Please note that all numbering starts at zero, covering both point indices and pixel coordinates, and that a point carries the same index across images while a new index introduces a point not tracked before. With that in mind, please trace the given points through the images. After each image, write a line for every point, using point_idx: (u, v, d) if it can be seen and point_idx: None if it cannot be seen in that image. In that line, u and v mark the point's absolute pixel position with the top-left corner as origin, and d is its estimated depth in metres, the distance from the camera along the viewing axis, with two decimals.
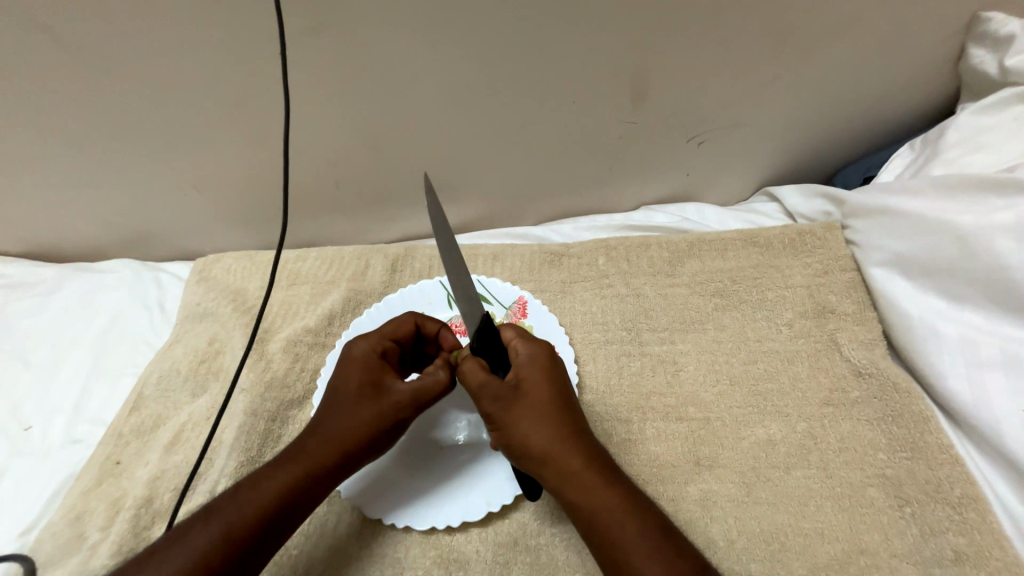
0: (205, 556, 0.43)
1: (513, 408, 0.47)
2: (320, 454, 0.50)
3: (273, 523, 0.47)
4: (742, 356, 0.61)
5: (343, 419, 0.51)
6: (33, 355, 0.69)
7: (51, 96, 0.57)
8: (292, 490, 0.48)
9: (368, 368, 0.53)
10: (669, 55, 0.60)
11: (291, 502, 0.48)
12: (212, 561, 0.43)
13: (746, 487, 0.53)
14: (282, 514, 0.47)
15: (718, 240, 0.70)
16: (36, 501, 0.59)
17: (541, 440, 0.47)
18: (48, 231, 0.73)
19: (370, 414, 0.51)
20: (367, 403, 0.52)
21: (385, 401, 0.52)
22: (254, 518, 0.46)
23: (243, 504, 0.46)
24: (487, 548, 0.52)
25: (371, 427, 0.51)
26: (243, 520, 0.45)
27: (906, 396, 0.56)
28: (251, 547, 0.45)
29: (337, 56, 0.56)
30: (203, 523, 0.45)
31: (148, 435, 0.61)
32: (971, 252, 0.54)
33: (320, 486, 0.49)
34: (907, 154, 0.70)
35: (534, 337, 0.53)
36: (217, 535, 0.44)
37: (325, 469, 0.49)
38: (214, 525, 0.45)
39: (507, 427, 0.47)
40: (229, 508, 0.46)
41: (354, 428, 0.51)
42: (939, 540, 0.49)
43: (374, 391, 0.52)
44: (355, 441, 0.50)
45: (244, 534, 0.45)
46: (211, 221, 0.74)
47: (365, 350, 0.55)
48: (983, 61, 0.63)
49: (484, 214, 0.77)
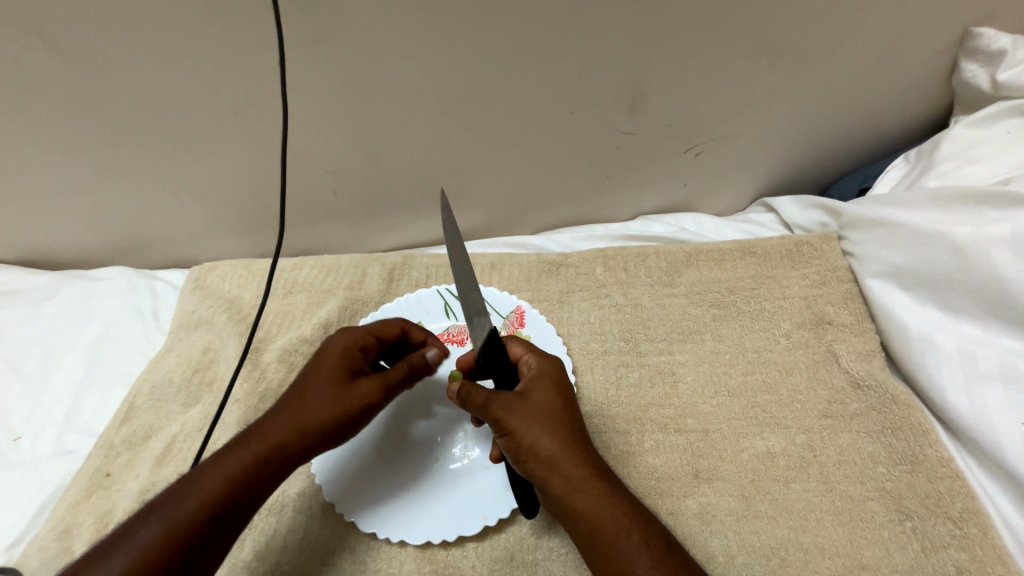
0: (149, 551, 0.42)
1: (520, 410, 0.47)
2: (278, 442, 0.48)
3: (225, 512, 0.45)
4: (740, 367, 0.61)
5: (306, 405, 0.50)
6: (23, 365, 0.68)
7: (44, 103, 0.56)
8: (242, 474, 0.46)
9: (345, 362, 0.53)
10: (665, 65, 0.60)
11: (241, 490, 0.46)
12: (157, 558, 0.42)
13: (745, 501, 0.52)
14: (233, 502, 0.46)
15: (715, 250, 0.70)
16: (23, 513, 0.58)
17: (548, 444, 0.46)
18: (40, 237, 0.72)
19: (333, 407, 0.50)
20: (332, 395, 0.51)
21: (350, 392, 0.51)
22: (202, 510, 0.44)
23: (189, 496, 0.44)
24: (483, 563, 0.51)
25: (332, 416, 0.50)
26: (189, 513, 0.44)
27: (905, 408, 0.56)
28: (201, 540, 0.44)
29: (335, 66, 0.56)
30: (148, 518, 0.44)
31: (139, 446, 0.60)
32: (968, 263, 0.55)
33: (272, 476, 0.48)
34: (902, 166, 0.71)
35: (544, 353, 0.54)
36: (159, 530, 0.43)
37: (279, 456, 0.48)
38: (157, 518, 0.43)
39: (515, 431, 0.47)
40: (175, 502, 0.44)
41: (317, 418, 0.50)
42: (941, 555, 0.48)
43: (343, 378, 0.52)
44: (315, 431, 0.49)
45: (192, 527, 0.43)
46: (206, 229, 0.73)
47: (344, 344, 0.55)
48: (976, 75, 0.63)
49: (481, 222, 0.77)
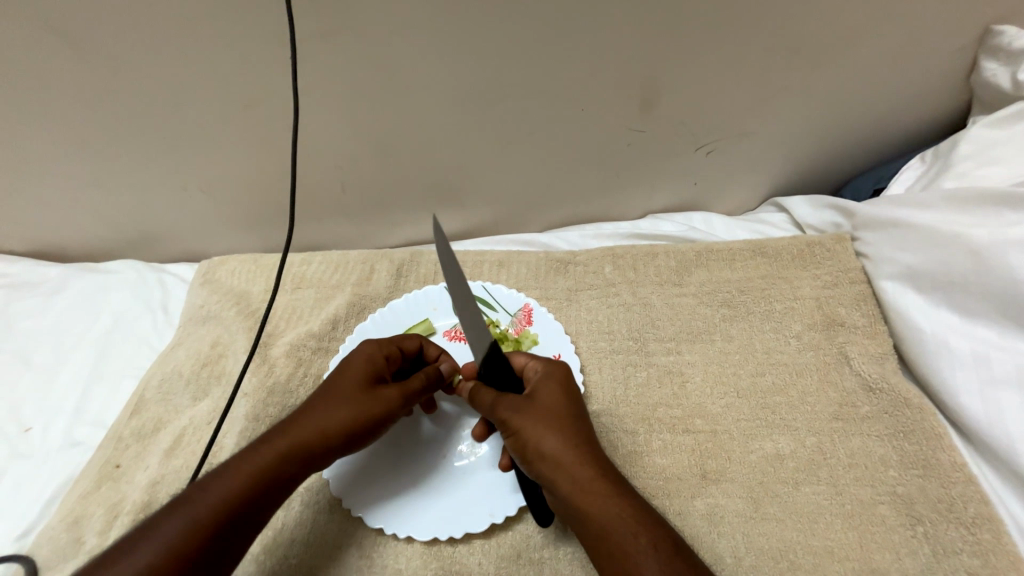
0: (172, 544, 0.42)
1: (525, 411, 0.48)
2: (301, 442, 0.49)
3: (245, 512, 0.45)
4: (749, 368, 0.61)
5: (331, 407, 0.50)
6: (34, 357, 0.68)
7: (56, 96, 0.57)
8: (266, 473, 0.47)
9: (370, 368, 0.53)
10: (677, 63, 0.60)
11: (261, 490, 0.46)
12: (179, 551, 0.41)
13: (753, 502, 0.52)
14: (256, 499, 0.46)
15: (726, 250, 0.69)
16: (35, 503, 0.58)
17: (553, 443, 0.46)
18: (51, 230, 0.72)
19: (357, 412, 0.50)
20: (356, 399, 0.51)
21: (373, 397, 0.51)
22: (225, 506, 0.44)
23: (213, 491, 0.44)
24: (490, 560, 0.51)
25: (352, 422, 0.50)
26: (213, 507, 0.44)
27: (918, 411, 0.55)
28: (222, 535, 0.43)
29: (345, 60, 0.56)
30: (171, 512, 0.43)
31: (148, 438, 0.60)
32: (985, 266, 0.54)
33: (294, 476, 0.48)
34: (918, 166, 0.70)
35: (549, 358, 0.54)
36: (183, 523, 0.43)
37: (301, 456, 0.48)
38: (180, 514, 0.43)
39: (521, 430, 0.47)
40: (199, 497, 0.44)
41: (341, 421, 0.50)
42: (953, 561, 0.48)
43: (366, 385, 0.52)
44: (338, 433, 0.50)
45: (214, 522, 0.43)
46: (215, 223, 0.73)
47: (370, 352, 0.55)
48: (996, 74, 0.62)
49: (490, 219, 0.77)
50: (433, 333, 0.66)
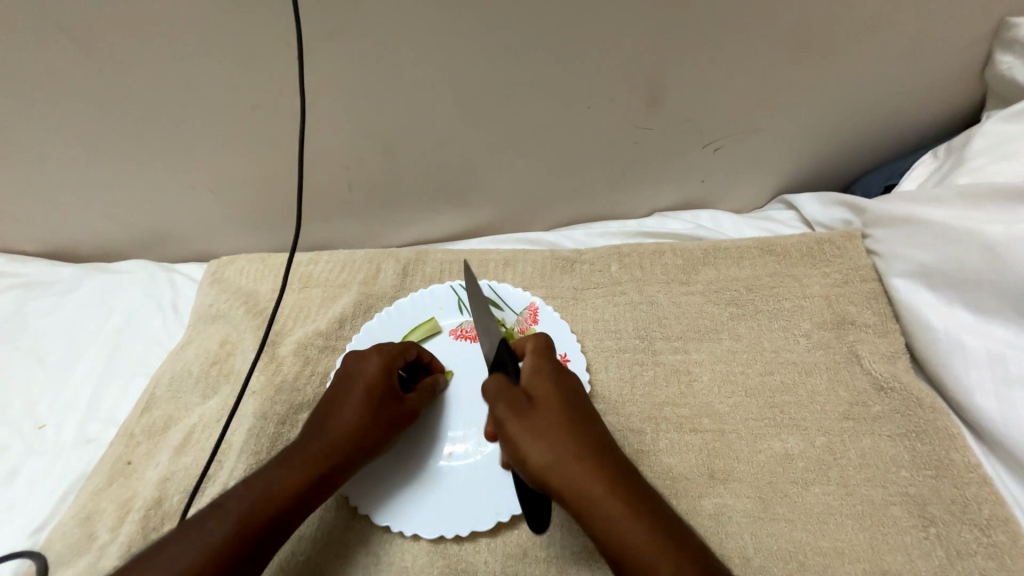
0: (219, 550, 0.41)
1: (524, 419, 0.45)
2: (338, 455, 0.50)
3: (283, 522, 0.45)
4: (758, 367, 0.60)
5: (361, 423, 0.52)
6: (47, 355, 0.69)
7: (68, 96, 0.57)
8: (307, 483, 0.48)
9: (386, 378, 0.54)
10: (684, 59, 0.59)
11: (298, 502, 0.47)
12: (226, 558, 0.41)
13: (761, 502, 0.51)
14: (294, 509, 0.46)
15: (734, 247, 0.68)
16: (48, 499, 0.59)
17: (553, 456, 0.42)
18: (64, 229, 0.73)
19: (384, 426, 0.53)
20: (383, 414, 0.53)
21: (397, 413, 0.54)
22: (269, 515, 0.45)
23: (257, 501, 0.45)
24: (496, 558, 0.51)
25: (376, 438, 0.52)
26: (258, 516, 0.44)
27: (930, 411, 0.54)
28: (262, 543, 0.44)
29: (350, 60, 0.56)
30: (212, 517, 0.43)
31: (159, 436, 0.61)
32: (1000, 263, 0.52)
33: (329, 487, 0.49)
34: (929, 162, 0.68)
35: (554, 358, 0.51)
36: (229, 530, 0.42)
37: (337, 468, 0.50)
38: (225, 520, 0.43)
39: (520, 440, 0.44)
40: (243, 505, 0.44)
41: (371, 437, 0.52)
42: (967, 563, 0.47)
43: (385, 399, 0.53)
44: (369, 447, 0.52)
45: (258, 530, 0.44)
46: (224, 223, 0.74)
47: (384, 366, 0.55)
48: (1010, 67, 0.61)
49: (496, 218, 0.77)
50: (439, 332, 0.65)
